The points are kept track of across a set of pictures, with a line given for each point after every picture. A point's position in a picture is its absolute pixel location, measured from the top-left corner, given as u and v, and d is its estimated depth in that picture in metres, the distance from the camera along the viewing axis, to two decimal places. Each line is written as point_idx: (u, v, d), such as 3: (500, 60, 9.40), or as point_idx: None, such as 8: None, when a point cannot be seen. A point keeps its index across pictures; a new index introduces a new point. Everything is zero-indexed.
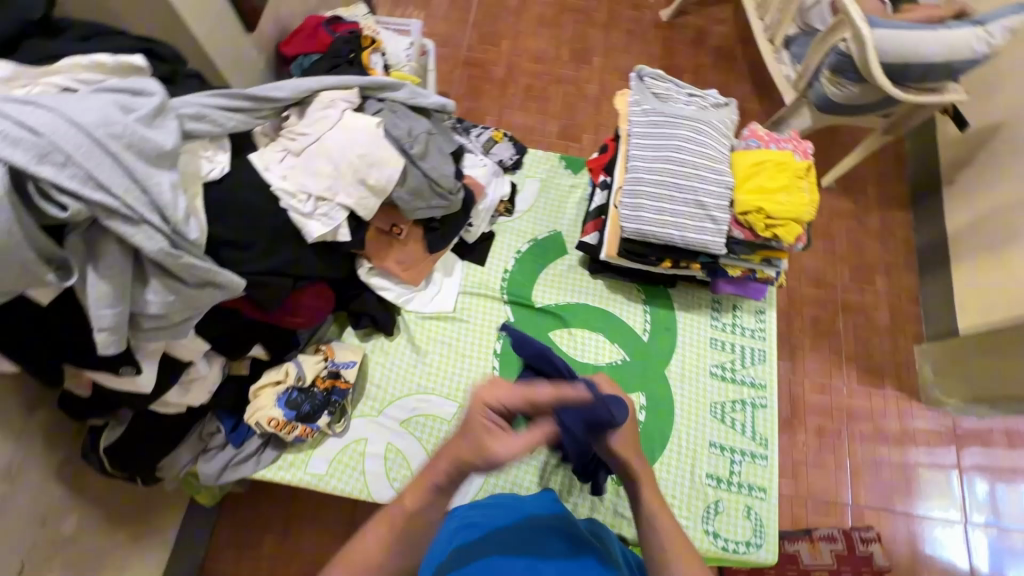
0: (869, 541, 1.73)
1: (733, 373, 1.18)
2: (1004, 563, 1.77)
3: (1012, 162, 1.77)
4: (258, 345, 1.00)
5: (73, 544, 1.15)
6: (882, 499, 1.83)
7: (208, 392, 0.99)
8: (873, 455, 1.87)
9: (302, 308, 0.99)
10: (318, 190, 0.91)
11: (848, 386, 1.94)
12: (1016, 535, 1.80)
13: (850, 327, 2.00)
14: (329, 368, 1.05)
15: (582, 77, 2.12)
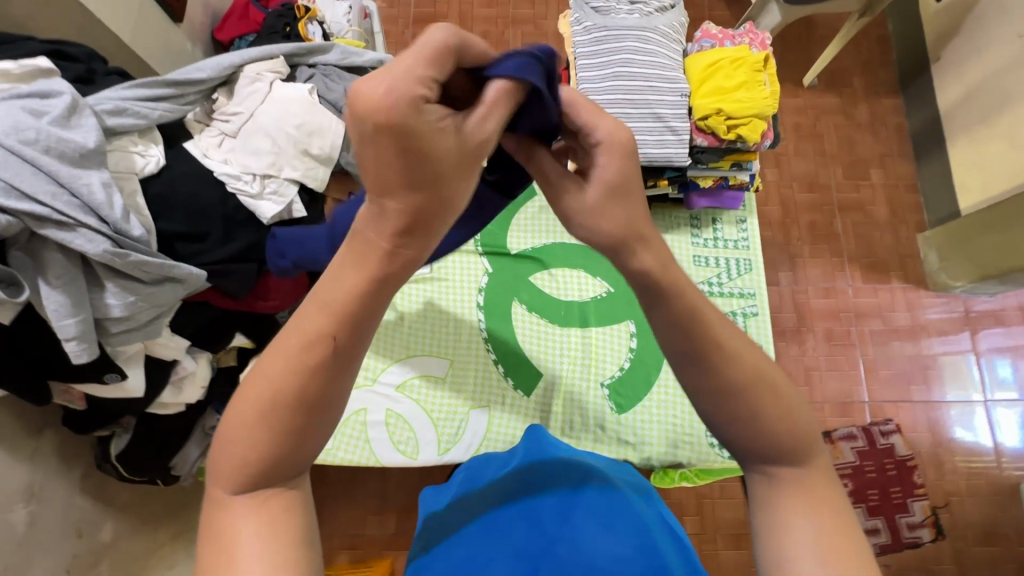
0: (888, 433, 1.78)
1: (721, 286, 1.16)
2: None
3: (999, 24, 1.66)
4: (240, 333, 1.01)
5: (114, 549, 1.21)
6: (900, 392, 1.83)
7: (201, 388, 1.00)
8: (885, 350, 1.86)
9: (273, 291, 0.98)
10: (262, 168, 0.89)
11: (853, 286, 1.91)
12: None
13: (848, 226, 1.95)
14: None
15: (539, 13, 2.02)
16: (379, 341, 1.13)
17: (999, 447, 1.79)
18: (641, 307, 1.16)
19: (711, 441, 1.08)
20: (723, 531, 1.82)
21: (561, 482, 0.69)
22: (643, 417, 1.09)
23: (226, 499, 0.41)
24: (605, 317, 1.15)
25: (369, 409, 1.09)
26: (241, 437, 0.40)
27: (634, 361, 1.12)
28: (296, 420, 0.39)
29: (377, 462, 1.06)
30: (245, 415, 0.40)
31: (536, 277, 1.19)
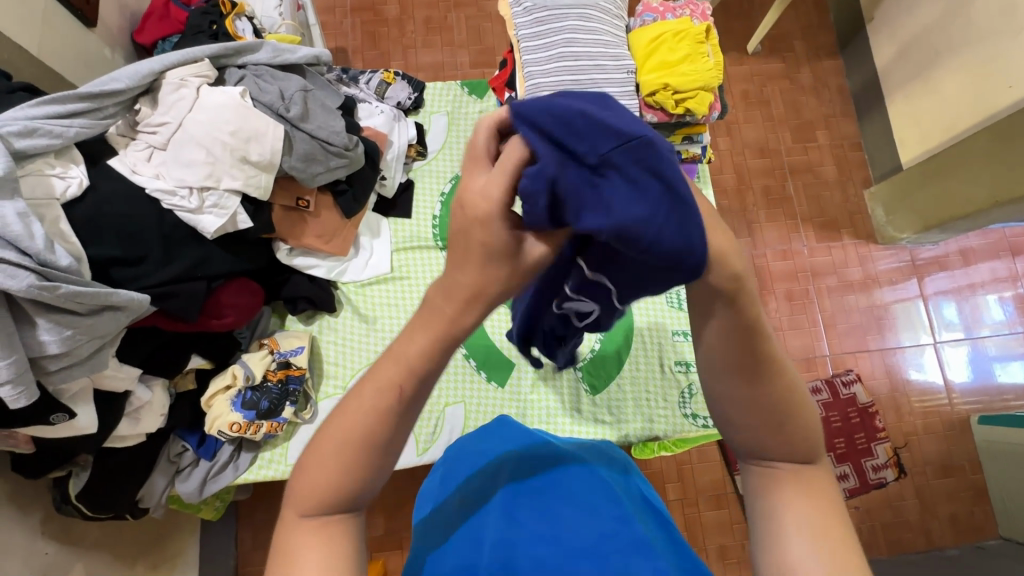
0: (850, 383, 1.86)
1: None
2: (973, 371, 1.90)
3: None
4: (196, 355, 0.97)
5: None
6: (857, 343, 1.92)
7: (161, 416, 0.95)
8: (842, 305, 1.95)
9: (227, 307, 0.94)
10: (198, 181, 0.84)
11: (809, 246, 1.98)
12: (982, 342, 1.92)
13: (800, 188, 2.00)
14: (277, 360, 1.01)
15: None
16: (345, 347, 1.11)
17: (950, 384, 1.90)
18: None
19: (685, 411, 1.10)
20: (704, 493, 1.89)
21: (537, 475, 0.70)
22: (616, 395, 1.10)
23: (298, 521, 0.45)
24: None
25: None
26: (319, 469, 0.44)
27: (603, 341, 1.12)
28: (361, 461, 0.44)
29: None
30: (323, 455, 0.44)
31: None
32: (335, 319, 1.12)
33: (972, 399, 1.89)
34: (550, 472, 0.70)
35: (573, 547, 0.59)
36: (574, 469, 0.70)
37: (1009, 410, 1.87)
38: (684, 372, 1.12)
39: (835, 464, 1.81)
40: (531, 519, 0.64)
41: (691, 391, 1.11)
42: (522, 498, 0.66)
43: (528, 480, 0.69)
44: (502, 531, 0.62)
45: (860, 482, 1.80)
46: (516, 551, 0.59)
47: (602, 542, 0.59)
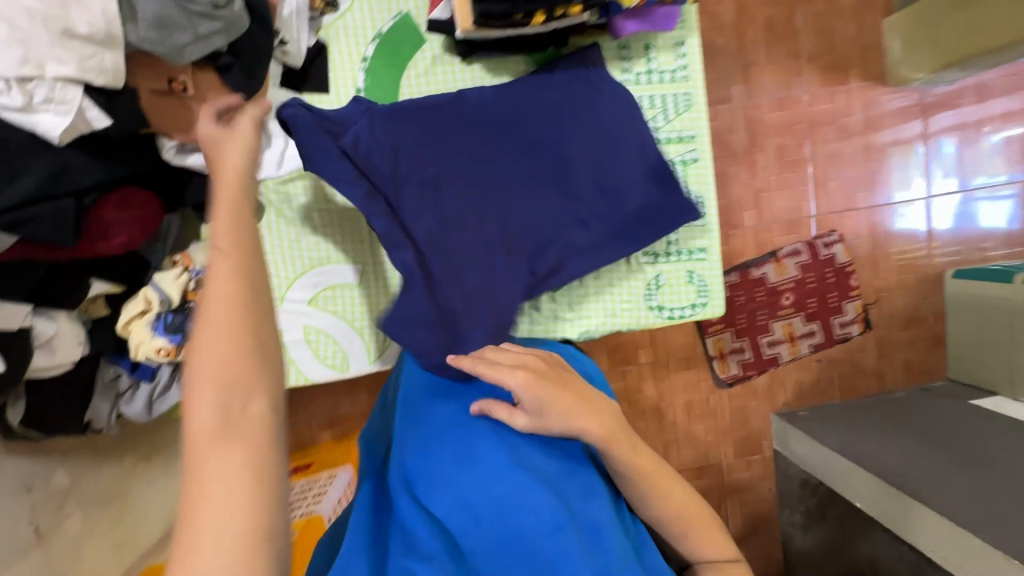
0: (831, 245, 1.93)
1: (657, 132, 0.99)
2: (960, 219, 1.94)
3: None
4: (98, 281, 0.85)
5: (75, 490, 1.23)
6: (846, 201, 1.93)
7: (78, 344, 0.87)
8: (834, 160, 1.92)
9: (112, 225, 0.80)
10: (14, 68, 0.62)
11: (810, 93, 1.88)
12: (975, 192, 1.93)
13: (810, 20, 1.85)
14: (194, 279, 0.89)
15: None
16: (273, 255, 0.98)
17: (932, 235, 1.96)
18: None
19: (650, 304, 1.03)
20: (674, 355, 1.96)
21: (493, 413, 0.73)
22: (577, 292, 1.02)
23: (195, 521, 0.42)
24: None
25: (285, 329, 1.00)
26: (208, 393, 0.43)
27: None
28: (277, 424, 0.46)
29: (307, 380, 1.01)
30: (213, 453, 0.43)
31: None
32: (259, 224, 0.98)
33: (952, 248, 1.96)
34: (502, 436, 0.70)
35: (514, 529, 0.62)
36: (524, 437, 0.71)
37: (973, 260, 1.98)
38: (651, 264, 1.03)
39: (804, 323, 1.95)
40: (484, 505, 0.64)
41: (657, 283, 1.03)
42: (480, 433, 0.70)
43: (483, 417, 0.72)
44: (464, 474, 0.66)
45: (754, 356, 1.96)
46: (475, 493, 0.65)
47: (545, 524, 0.62)
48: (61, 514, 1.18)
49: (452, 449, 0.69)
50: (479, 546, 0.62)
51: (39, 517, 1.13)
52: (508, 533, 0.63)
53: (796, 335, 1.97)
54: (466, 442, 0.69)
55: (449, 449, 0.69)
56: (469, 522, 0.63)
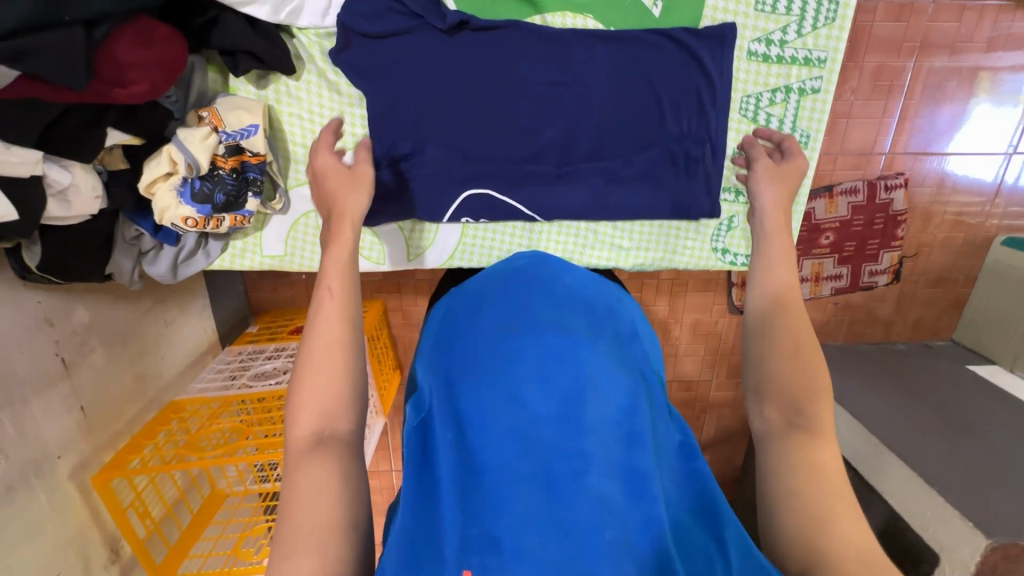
0: (893, 188, 1.79)
1: (782, 46, 0.82)
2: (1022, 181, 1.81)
3: None
4: (115, 131, 0.73)
5: (96, 327, 1.24)
6: (925, 143, 1.75)
7: (97, 200, 0.78)
8: (932, 94, 1.68)
9: (130, 67, 0.65)
10: None
11: (936, 4, 1.58)
12: None
13: None
14: (225, 143, 0.78)
15: None
16: (311, 125, 0.86)
17: (998, 192, 1.83)
18: None
19: (716, 245, 0.95)
20: (696, 276, 1.92)
21: (540, 351, 0.69)
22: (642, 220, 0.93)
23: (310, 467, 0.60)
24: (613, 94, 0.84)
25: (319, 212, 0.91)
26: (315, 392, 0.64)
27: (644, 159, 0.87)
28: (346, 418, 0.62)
29: None
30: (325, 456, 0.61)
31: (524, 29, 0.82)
32: (296, 84, 0.83)
33: (1010, 211, 1.85)
34: (562, 381, 0.67)
35: (564, 474, 0.62)
36: (582, 379, 0.67)
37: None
38: (729, 203, 0.92)
39: (834, 265, 1.90)
40: (533, 446, 0.63)
41: (730, 225, 0.94)
42: (527, 376, 0.67)
43: (528, 355, 0.69)
44: (509, 412, 0.65)
45: None
46: (517, 432, 0.64)
47: (595, 476, 0.62)
48: (85, 349, 1.20)
49: (507, 388, 0.67)
50: (521, 484, 0.61)
51: (64, 350, 1.15)
52: (550, 473, 0.62)
53: (822, 276, 1.92)
54: (511, 384, 0.67)
55: (496, 391, 0.67)
56: (512, 458, 0.63)
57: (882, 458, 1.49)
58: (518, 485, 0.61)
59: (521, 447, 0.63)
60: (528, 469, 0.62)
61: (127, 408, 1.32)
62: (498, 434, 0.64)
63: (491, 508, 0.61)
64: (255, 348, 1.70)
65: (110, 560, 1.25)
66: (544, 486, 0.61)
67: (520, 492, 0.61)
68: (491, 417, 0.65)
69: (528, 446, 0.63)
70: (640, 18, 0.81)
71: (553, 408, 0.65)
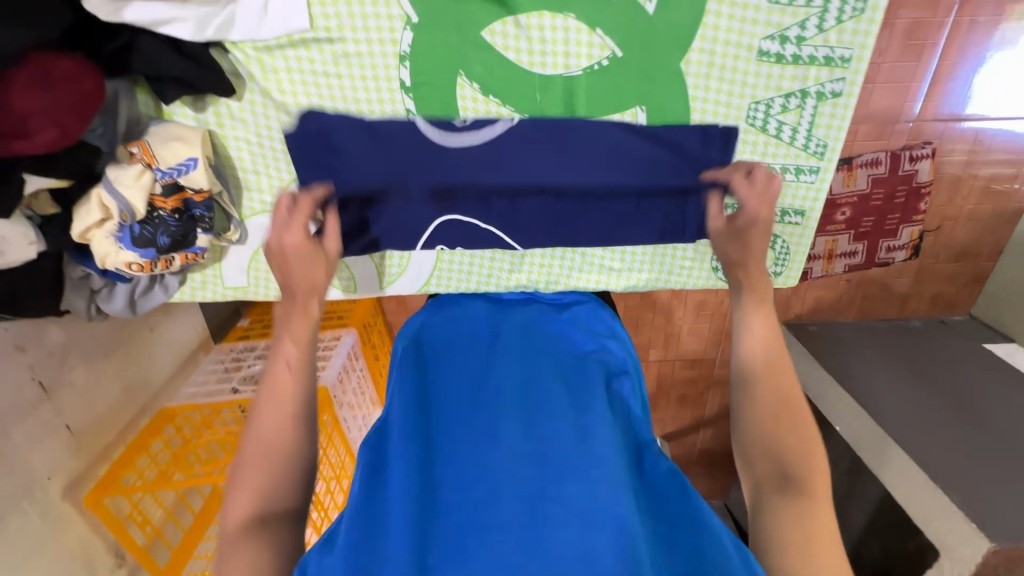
0: (918, 159, 1.65)
1: (801, 46, 0.70)
2: None
3: None
4: (34, 178, 0.64)
5: (76, 343, 1.21)
6: (959, 108, 1.58)
7: (34, 246, 0.71)
8: (972, 53, 1.49)
9: (28, 116, 0.56)
10: None
11: None
12: None
13: None
14: (161, 182, 0.70)
15: None
16: (261, 150, 0.77)
17: None
18: (658, 83, 0.73)
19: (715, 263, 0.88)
20: None
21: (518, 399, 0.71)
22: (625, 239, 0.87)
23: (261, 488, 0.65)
24: (598, 104, 0.74)
25: None
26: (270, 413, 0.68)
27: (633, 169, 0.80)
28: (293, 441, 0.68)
29: None
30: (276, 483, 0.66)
31: (491, 30, 0.69)
32: (237, 104, 0.73)
33: None
34: (540, 426, 0.69)
35: (537, 514, 0.61)
36: (558, 420, 0.69)
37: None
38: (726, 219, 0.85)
39: (850, 242, 1.79)
40: (506, 487, 0.63)
41: None
42: (505, 421, 0.69)
43: (506, 401, 0.71)
44: (483, 456, 0.66)
45: None
46: (492, 475, 0.64)
47: (567, 517, 0.61)
48: (64, 369, 1.18)
49: (484, 427, 0.69)
50: (497, 526, 0.60)
51: (42, 372, 1.12)
52: (526, 515, 0.61)
53: (836, 252, 1.82)
54: (490, 425, 0.69)
55: (473, 431, 0.69)
56: (487, 502, 0.62)
57: (886, 451, 1.45)
58: (492, 528, 0.60)
59: (497, 490, 0.63)
60: (505, 512, 0.61)
61: (117, 418, 1.32)
62: (472, 473, 0.65)
63: (462, 552, 0.59)
64: (246, 345, 1.70)
65: (116, 564, 1.29)
66: (515, 526, 0.60)
67: (495, 535, 0.60)
68: (466, 457, 0.66)
69: (502, 489, 0.63)
70: (631, 16, 0.68)
71: (530, 452, 0.66)
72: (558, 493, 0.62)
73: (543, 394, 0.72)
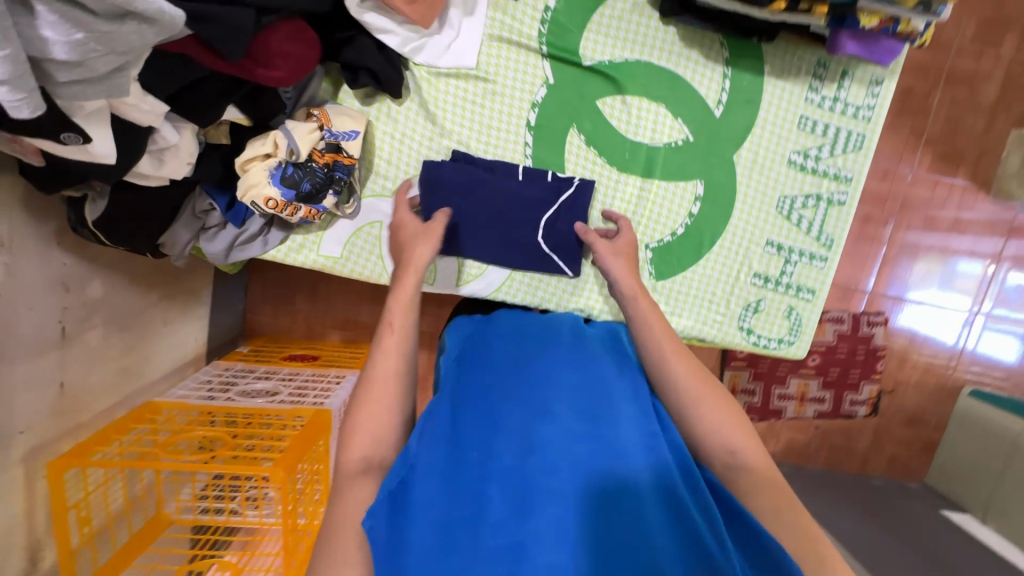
0: (874, 324, 1.91)
1: (818, 162, 0.96)
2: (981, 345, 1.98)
3: None
4: (233, 107, 0.79)
5: (106, 304, 1.21)
6: (902, 288, 1.93)
7: (187, 165, 0.82)
8: (909, 248, 1.90)
9: (276, 55, 0.74)
10: None
11: (914, 174, 1.85)
12: (1004, 325, 1.96)
13: (943, 103, 1.81)
14: (326, 140, 0.85)
15: None
16: (401, 145, 0.94)
17: (961, 352, 1.99)
18: (716, 167, 0.97)
19: (741, 325, 1.02)
20: None
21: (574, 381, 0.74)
22: (680, 289, 1.00)
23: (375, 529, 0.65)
24: (669, 171, 0.96)
25: (385, 223, 0.96)
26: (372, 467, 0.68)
27: (689, 228, 0.98)
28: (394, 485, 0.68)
29: (387, 280, 0.98)
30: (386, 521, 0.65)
31: (604, 102, 0.94)
32: (396, 107, 0.92)
33: (971, 372, 2.00)
34: (590, 407, 0.70)
35: (591, 487, 0.61)
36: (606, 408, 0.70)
37: (992, 388, 2.00)
38: (757, 287, 1.01)
39: (819, 388, 1.94)
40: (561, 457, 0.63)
41: (756, 308, 1.02)
42: (558, 399, 0.70)
43: (556, 382, 0.73)
44: (535, 428, 0.67)
45: (762, 402, 1.95)
46: (550, 444, 0.64)
47: (619, 492, 0.61)
48: (85, 324, 1.15)
49: (536, 403, 0.70)
50: (552, 493, 0.60)
51: (68, 318, 1.10)
52: (586, 484, 0.61)
53: (807, 397, 1.94)
54: (542, 403, 0.70)
55: (526, 406, 0.70)
56: (547, 469, 0.62)
57: None
58: (549, 495, 0.60)
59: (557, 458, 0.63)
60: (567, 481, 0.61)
61: (104, 397, 1.23)
62: (524, 444, 0.65)
63: (524, 512, 0.59)
64: (243, 368, 1.61)
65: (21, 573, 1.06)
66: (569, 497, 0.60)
67: (558, 499, 0.60)
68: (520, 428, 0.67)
69: (554, 458, 0.63)
70: (704, 115, 0.95)
71: (585, 428, 0.67)
72: (613, 466, 0.63)
73: (592, 381, 0.74)
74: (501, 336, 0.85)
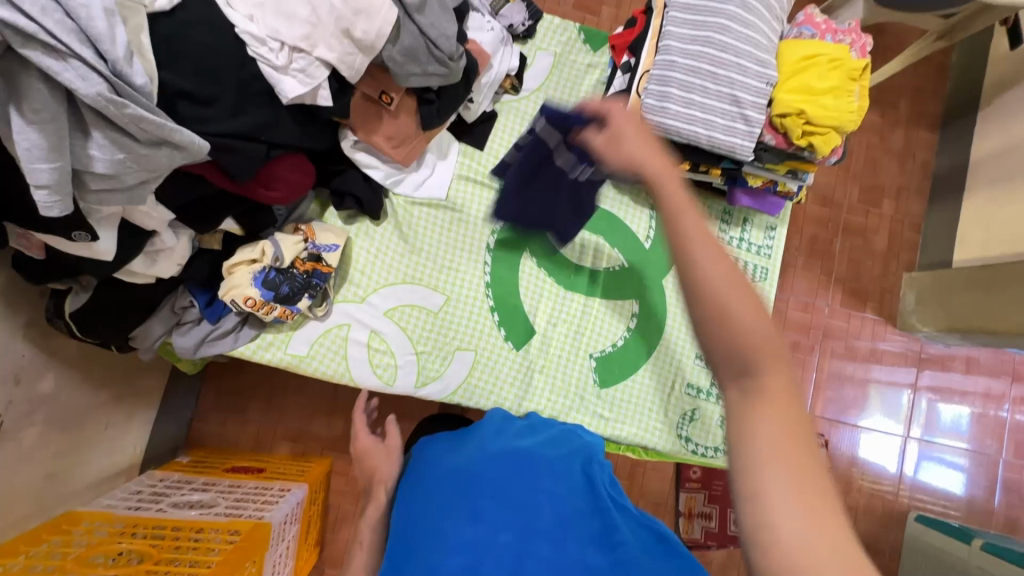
0: None
1: None
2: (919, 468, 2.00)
3: None
4: (230, 219, 0.91)
5: (54, 400, 1.18)
6: (838, 412, 2.01)
7: (178, 265, 0.91)
8: (836, 373, 2.04)
9: (278, 180, 0.88)
10: (293, 38, 0.76)
11: (831, 307, 2.07)
12: (938, 446, 1.99)
13: (846, 249, 2.09)
14: (309, 250, 0.97)
15: None
16: (376, 258, 1.06)
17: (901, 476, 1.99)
18: (649, 289, 1.12)
19: (680, 433, 1.10)
20: None
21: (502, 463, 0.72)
22: (623, 396, 1.09)
23: None
24: (609, 291, 1.12)
25: (353, 326, 1.04)
26: None
27: (627, 341, 1.11)
28: None
29: (350, 380, 1.03)
30: None
31: None
32: (374, 227, 1.07)
33: (914, 495, 1.98)
34: (514, 491, 0.66)
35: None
36: (532, 487, 0.67)
37: (940, 515, 1.97)
38: (691, 396, 1.11)
39: None
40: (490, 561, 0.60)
41: (692, 416, 1.11)
42: (481, 493, 0.67)
43: (478, 474, 0.70)
44: (460, 528, 0.64)
45: None
46: (477, 541, 0.62)
47: None
48: (26, 421, 1.10)
49: (461, 499, 0.67)
50: None
51: (11, 413, 1.06)
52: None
53: None
54: (467, 499, 0.67)
55: (450, 509, 0.67)
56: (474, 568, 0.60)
57: None
58: None
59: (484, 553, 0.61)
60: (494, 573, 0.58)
61: (27, 505, 1.14)
62: (450, 548, 0.62)
63: None
64: (178, 479, 1.51)
65: None
66: None
67: None
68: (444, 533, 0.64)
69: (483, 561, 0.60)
70: (636, 245, 1.13)
71: (508, 517, 0.63)
72: (544, 548, 0.61)
73: (517, 462, 0.71)
74: (438, 442, 0.84)
